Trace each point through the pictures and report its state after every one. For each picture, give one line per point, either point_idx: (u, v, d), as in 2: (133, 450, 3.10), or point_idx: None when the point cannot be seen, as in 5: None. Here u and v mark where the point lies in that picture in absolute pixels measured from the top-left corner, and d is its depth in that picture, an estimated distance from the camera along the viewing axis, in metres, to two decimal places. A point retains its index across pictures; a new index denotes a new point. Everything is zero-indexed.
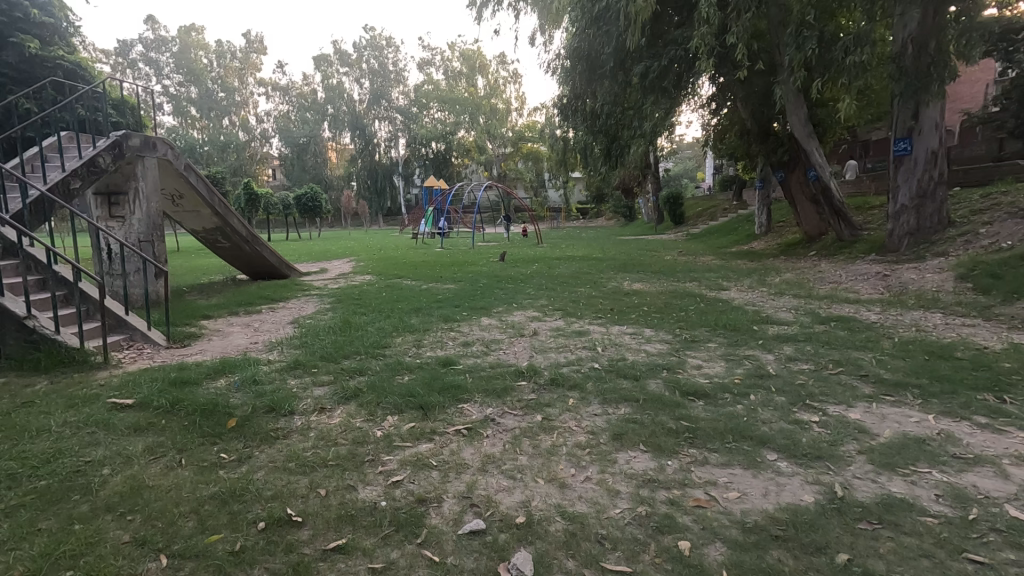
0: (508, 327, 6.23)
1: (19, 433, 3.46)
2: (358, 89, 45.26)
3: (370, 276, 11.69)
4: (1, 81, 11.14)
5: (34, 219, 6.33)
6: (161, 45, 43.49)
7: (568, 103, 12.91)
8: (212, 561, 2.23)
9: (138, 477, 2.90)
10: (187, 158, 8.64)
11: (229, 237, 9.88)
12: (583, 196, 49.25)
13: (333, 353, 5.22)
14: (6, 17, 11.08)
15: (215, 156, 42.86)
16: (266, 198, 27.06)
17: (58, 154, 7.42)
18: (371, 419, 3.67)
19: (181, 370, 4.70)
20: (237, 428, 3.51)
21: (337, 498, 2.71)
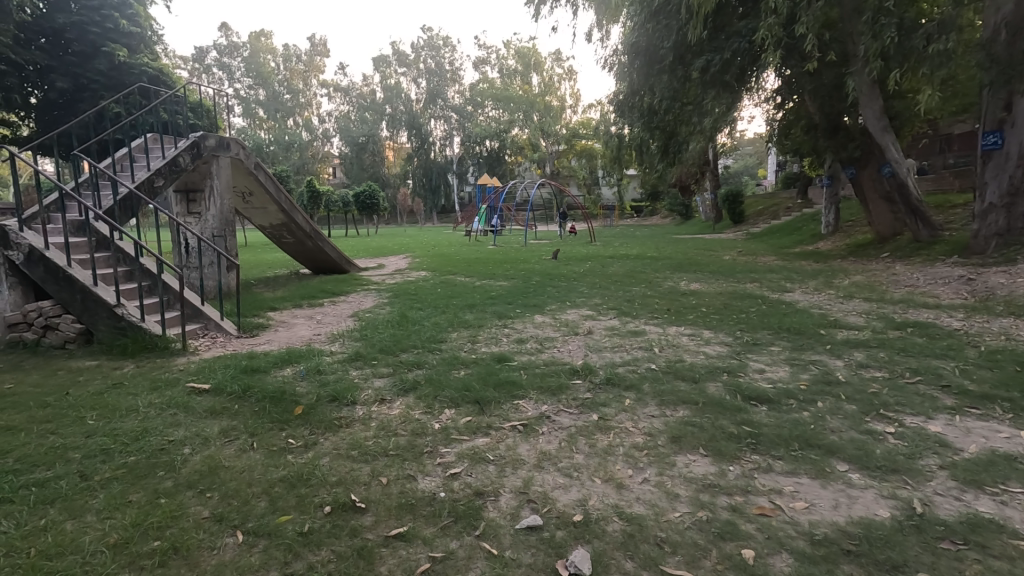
0: (562, 325, 6.23)
1: (111, 413, 3.75)
2: (415, 89, 46.26)
3: (426, 273, 11.90)
4: (95, 87, 12.19)
5: (123, 215, 6.85)
6: (233, 50, 45.88)
7: (625, 99, 12.60)
8: (283, 541, 2.34)
9: (215, 458, 3.08)
10: (257, 158, 9.08)
11: (294, 233, 10.35)
12: (637, 193, 48.43)
13: (391, 346, 5.38)
14: (99, 28, 12.06)
15: (281, 155, 44.95)
16: (327, 195, 28.16)
17: (144, 155, 7.99)
18: (429, 411, 3.76)
19: (251, 359, 4.96)
20: (303, 415, 3.67)
21: (398, 487, 2.79)
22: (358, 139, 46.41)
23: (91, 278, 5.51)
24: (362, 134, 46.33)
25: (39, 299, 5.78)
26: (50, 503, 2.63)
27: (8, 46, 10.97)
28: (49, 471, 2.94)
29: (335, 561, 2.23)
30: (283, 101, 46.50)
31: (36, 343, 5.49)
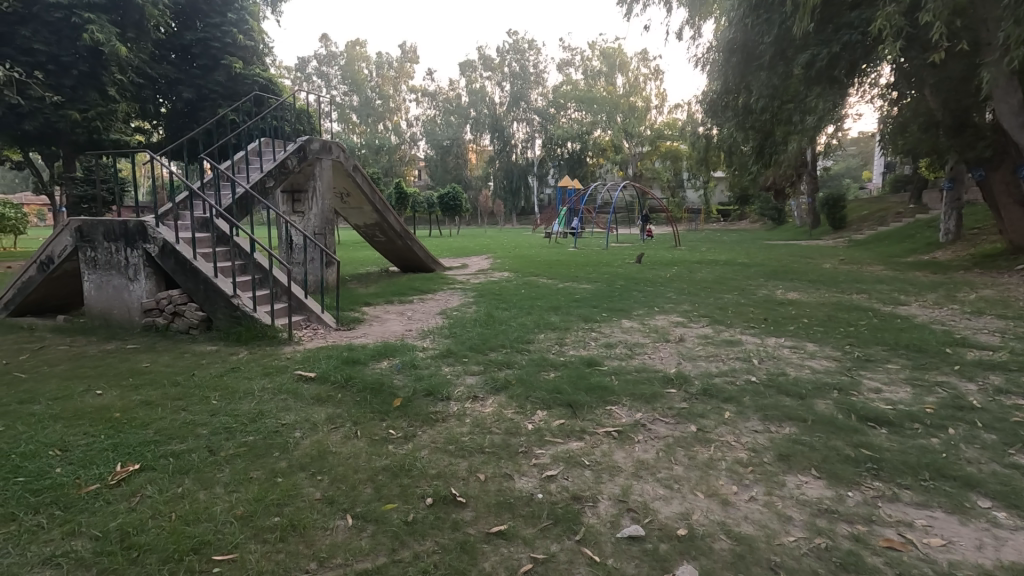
0: (651, 331, 6.06)
1: (231, 394, 4.09)
2: (499, 92, 47.03)
3: (509, 273, 12.02)
4: (215, 97, 13.36)
5: (239, 213, 7.46)
6: (331, 60, 48.58)
7: (717, 99, 12.04)
8: (389, 528, 2.43)
9: (323, 444, 3.26)
10: (355, 160, 9.59)
11: (386, 232, 10.84)
12: (725, 197, 46.36)
13: (480, 344, 5.47)
14: (219, 43, 13.19)
15: (371, 158, 47.22)
16: (413, 196, 29.28)
17: (257, 159, 8.67)
18: (521, 411, 3.78)
19: (350, 351, 5.22)
20: (401, 408, 3.81)
21: (495, 484, 2.82)
22: (443, 143, 47.68)
23: (212, 270, 6.04)
24: (447, 137, 47.60)
25: (169, 288, 6.42)
26: (185, 473, 2.89)
27: (145, 61, 12.34)
28: (182, 444, 3.23)
29: (440, 552, 2.28)
30: (375, 106, 48.86)
31: (166, 327, 6.09)
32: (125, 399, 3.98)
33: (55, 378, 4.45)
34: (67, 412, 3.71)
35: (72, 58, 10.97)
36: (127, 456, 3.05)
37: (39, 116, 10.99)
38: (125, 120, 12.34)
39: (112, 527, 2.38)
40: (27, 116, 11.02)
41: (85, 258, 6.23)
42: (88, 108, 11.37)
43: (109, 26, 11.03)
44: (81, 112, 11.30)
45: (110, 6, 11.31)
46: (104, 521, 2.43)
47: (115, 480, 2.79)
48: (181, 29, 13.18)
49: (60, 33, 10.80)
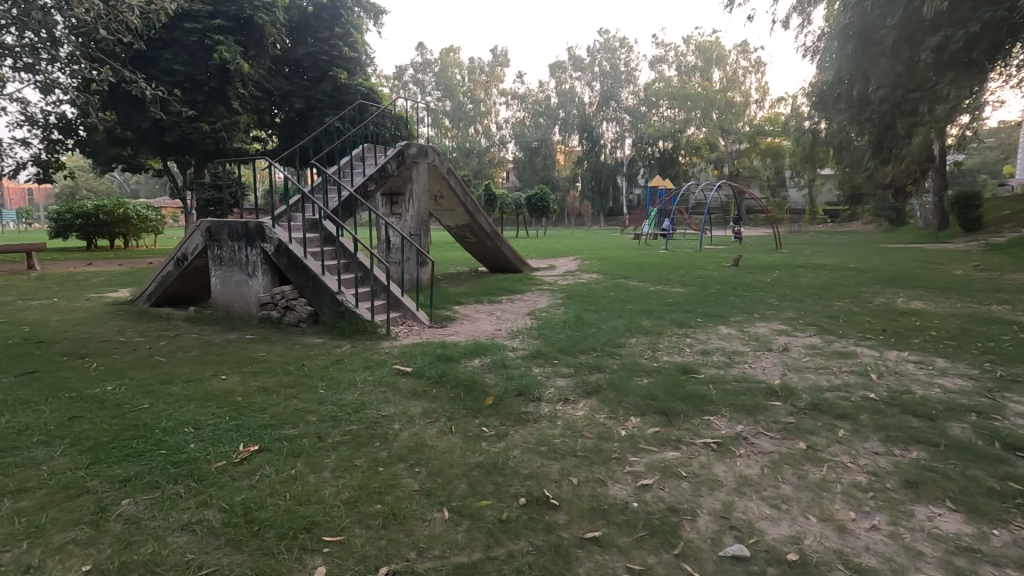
0: (751, 339, 5.71)
1: (336, 384, 4.36)
2: (589, 92, 46.75)
3: (597, 275, 11.85)
4: (323, 106, 14.31)
5: (345, 215, 7.95)
6: (426, 67, 50.01)
7: (827, 91, 11.13)
8: (484, 524, 2.47)
9: (421, 436, 3.39)
10: (449, 164, 9.91)
11: (477, 233, 11.10)
12: (833, 196, 42.89)
13: (570, 346, 5.43)
14: (328, 56, 14.16)
15: (462, 161, 48.67)
16: (502, 198, 29.83)
17: (360, 164, 9.17)
18: (613, 416, 3.71)
19: (444, 348, 5.39)
20: (493, 406, 3.88)
21: (588, 489, 2.78)
22: (532, 144, 47.91)
23: (320, 268, 6.48)
24: (536, 138, 47.77)
25: (282, 284, 6.97)
26: (297, 457, 3.11)
27: (263, 76, 13.50)
28: (294, 429, 3.48)
29: (534, 553, 2.28)
30: (467, 111, 50.33)
31: (279, 320, 6.61)
32: (245, 384, 4.37)
33: (189, 363, 4.98)
34: (198, 393, 4.14)
35: (204, 76, 12.29)
36: (249, 437, 3.34)
37: (177, 129, 12.41)
38: (246, 130, 13.60)
39: (237, 502, 2.61)
40: (167, 129, 12.48)
41: (213, 255, 6.92)
42: (215, 120, 12.68)
43: (235, 46, 12.25)
44: (210, 125, 12.61)
45: (236, 28, 12.55)
46: (231, 495, 2.67)
47: (238, 458, 3.06)
48: (295, 44, 14.31)
49: (195, 54, 12.16)
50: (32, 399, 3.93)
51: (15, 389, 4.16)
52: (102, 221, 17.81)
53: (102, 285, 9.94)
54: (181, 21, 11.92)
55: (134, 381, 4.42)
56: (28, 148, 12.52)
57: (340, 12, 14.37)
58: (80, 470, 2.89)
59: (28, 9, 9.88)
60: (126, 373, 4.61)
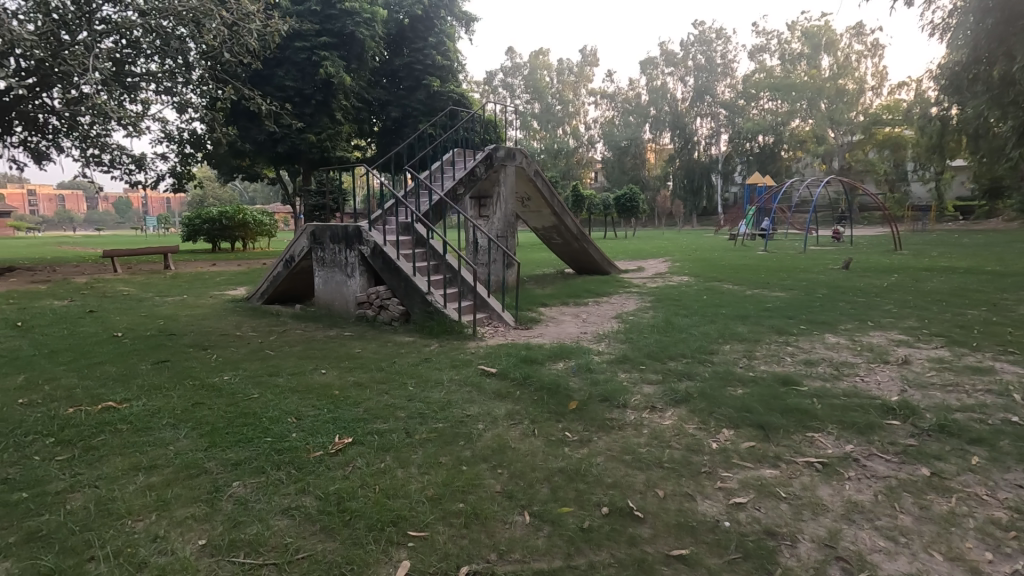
0: (863, 349, 5.20)
1: (424, 382, 4.51)
2: (682, 87, 45.12)
3: (689, 278, 11.37)
4: (417, 114, 14.92)
5: (436, 218, 8.21)
6: (515, 70, 50.33)
7: (960, 72, 9.91)
8: (565, 532, 2.43)
9: (504, 438, 3.41)
10: (537, 166, 9.95)
11: (563, 235, 11.06)
12: (966, 190, 38.17)
13: (658, 352, 5.24)
14: (422, 65, 14.76)
15: (550, 162, 48.79)
16: (590, 198, 29.53)
17: (450, 168, 9.44)
18: (704, 427, 3.52)
19: (529, 350, 5.40)
20: (577, 410, 3.82)
21: (676, 504, 2.65)
22: (621, 144, 46.87)
23: (411, 269, 6.74)
24: (625, 138, 46.70)
25: (377, 285, 7.33)
26: (387, 451, 3.25)
27: (363, 88, 14.33)
28: (385, 424, 3.63)
29: (617, 566, 2.21)
30: (555, 112, 50.38)
31: (374, 319, 6.96)
32: (341, 379, 4.63)
33: (294, 357, 5.38)
34: (301, 385, 4.46)
35: (311, 90, 13.29)
36: (343, 430, 3.53)
37: (287, 141, 13.45)
38: (348, 140, 14.45)
39: (331, 491, 2.76)
40: (279, 141, 13.55)
41: (316, 257, 7.43)
42: (320, 131, 13.57)
43: (338, 61, 13.09)
44: (315, 135, 13.52)
45: (339, 44, 13.40)
46: (326, 484, 2.83)
47: (334, 449, 3.25)
48: (392, 56, 15.06)
49: (304, 70, 13.19)
50: (165, 385, 4.43)
51: (150, 376, 4.70)
52: (224, 226, 19.73)
53: (223, 283, 11.00)
54: (292, 41, 13.00)
55: (247, 372, 4.84)
56: (166, 161, 14.17)
57: (434, 22, 14.94)
58: (200, 452, 3.20)
59: (168, 40, 11.37)
60: (240, 365, 5.06)
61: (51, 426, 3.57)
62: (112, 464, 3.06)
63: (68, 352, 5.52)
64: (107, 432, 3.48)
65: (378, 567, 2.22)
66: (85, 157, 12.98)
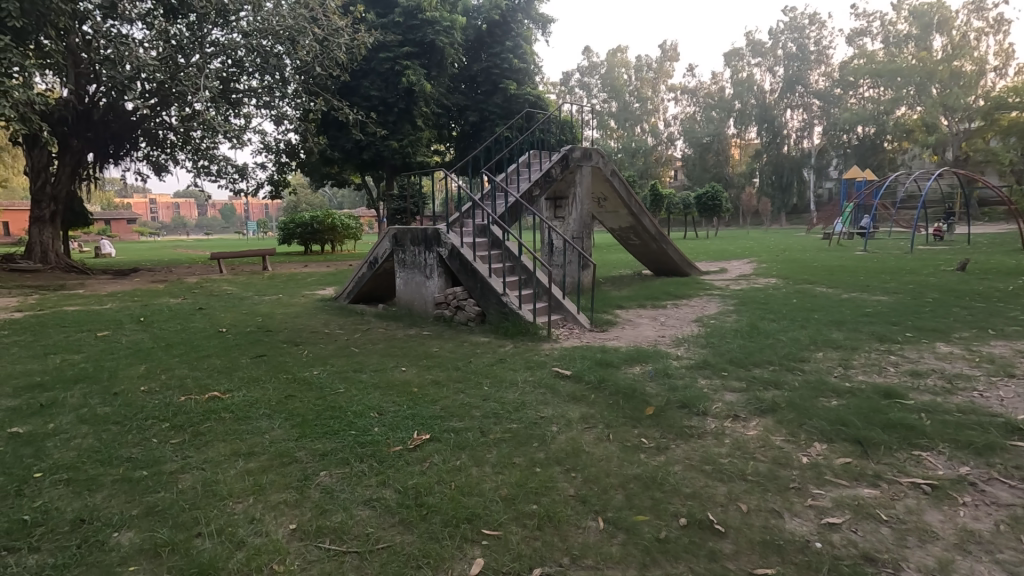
0: (982, 361, 4.66)
1: (499, 382, 4.56)
2: (771, 78, 42.70)
3: (777, 280, 10.73)
4: (494, 117, 15.14)
5: (511, 219, 8.28)
6: (592, 69, 49.65)
7: None
8: (640, 541, 2.37)
9: (578, 441, 3.38)
10: (613, 165, 9.78)
11: (640, 236, 10.81)
12: None
13: (742, 358, 4.98)
14: (499, 70, 14.98)
15: (627, 161, 47.87)
16: (669, 198, 28.63)
17: (526, 170, 9.48)
18: (793, 440, 3.30)
19: (604, 353, 5.32)
20: (654, 416, 3.72)
21: (760, 519, 2.50)
22: (703, 140, 44.96)
23: (487, 271, 6.85)
24: (707, 133, 44.60)
25: (454, 285, 7.51)
26: (462, 449, 3.31)
27: (442, 94, 14.75)
28: (461, 422, 3.71)
29: None
30: (633, 110, 49.28)
31: (451, 319, 7.13)
32: (420, 377, 4.79)
33: (376, 354, 5.63)
34: (383, 382, 4.66)
35: (395, 99, 13.88)
36: (421, 426, 3.64)
37: (372, 148, 14.07)
38: (428, 145, 14.85)
39: (409, 485, 2.86)
40: (365, 148, 14.24)
41: (398, 259, 7.72)
42: (403, 138, 14.06)
43: (420, 69, 13.55)
44: (398, 142, 14.02)
45: (421, 53, 13.87)
46: (405, 479, 2.94)
47: (413, 444, 3.36)
48: (471, 61, 15.41)
49: (388, 80, 13.79)
50: (262, 378, 4.79)
51: (249, 369, 5.09)
52: (316, 229, 21.00)
53: (313, 284, 11.71)
54: (378, 52, 13.65)
55: (334, 367, 5.13)
56: (265, 170, 15.32)
57: (511, 26, 15.15)
58: (292, 442, 3.43)
59: (267, 58, 12.28)
60: (328, 361, 5.36)
61: (166, 412, 3.96)
62: (217, 449, 3.35)
63: (181, 345, 6.10)
64: (213, 419, 3.82)
65: (452, 563, 2.27)
66: (197, 167, 14.31)
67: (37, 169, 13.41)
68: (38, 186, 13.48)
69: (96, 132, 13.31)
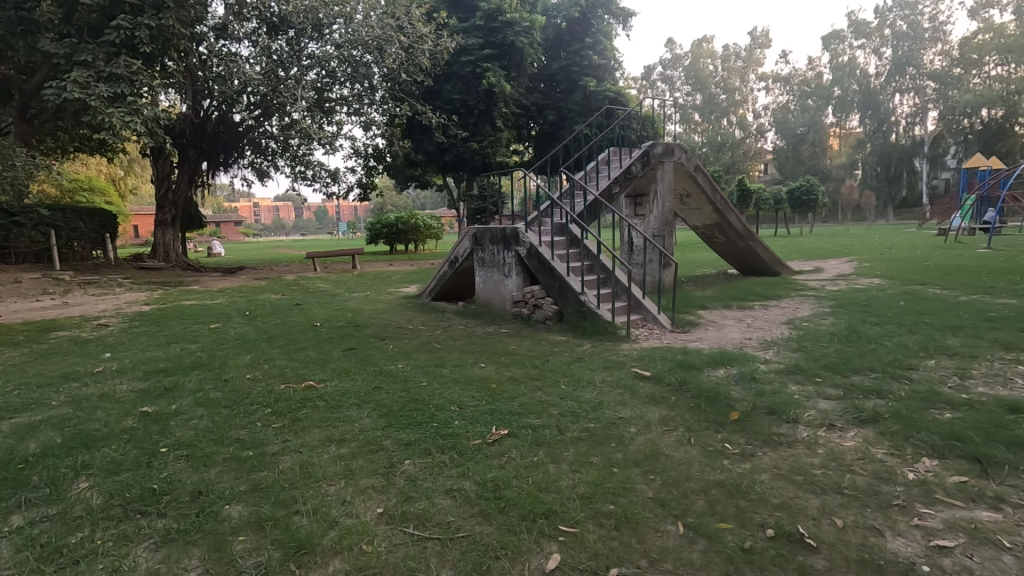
0: None
1: (576, 381, 4.55)
2: (876, 61, 39.24)
3: (881, 280, 9.89)
4: (573, 115, 15.10)
5: (590, 217, 8.20)
6: (675, 62, 47.78)
7: None
8: (723, 549, 2.29)
9: (658, 444, 3.30)
10: (697, 160, 9.41)
11: (726, 233, 10.36)
12: None
13: (839, 363, 4.65)
14: (579, 67, 14.92)
15: (712, 156, 45.98)
16: (758, 193, 27.10)
17: (606, 167, 9.33)
18: (897, 453, 3.05)
19: (686, 354, 5.16)
20: (739, 422, 3.56)
21: (858, 537, 2.33)
22: (797, 131, 43.36)
23: (566, 270, 6.84)
24: (801, 124, 43.14)
25: (533, 284, 7.56)
26: (540, 446, 3.35)
27: (522, 94, 14.90)
28: (538, 419, 3.75)
29: None
30: (719, 102, 47.05)
31: (529, 317, 7.18)
32: (499, 373, 4.89)
33: (457, 350, 5.81)
34: (462, 377, 4.80)
35: (476, 101, 14.20)
36: (500, 422, 3.72)
37: (454, 150, 14.47)
38: (508, 145, 15.01)
39: (488, 478, 2.94)
40: (447, 150, 14.69)
41: (478, 258, 7.90)
42: (483, 139, 14.32)
43: (500, 70, 13.76)
44: (478, 143, 14.29)
45: (501, 54, 14.10)
46: (485, 471, 3.02)
47: (491, 439, 3.45)
48: (550, 60, 15.42)
49: (469, 82, 14.13)
50: (352, 370, 5.10)
51: (340, 361, 5.42)
52: (400, 229, 21.94)
53: (398, 281, 12.25)
54: (460, 56, 14.01)
55: (417, 362, 5.35)
56: (355, 173, 16.20)
57: (591, 23, 15.03)
58: (379, 431, 3.63)
59: (357, 67, 13.04)
60: (412, 355, 5.60)
61: (269, 399, 4.32)
62: (313, 434, 3.61)
63: (282, 338, 6.61)
64: (309, 407, 4.11)
65: (529, 556, 2.31)
66: (294, 173, 15.40)
67: (161, 177, 14.98)
68: (162, 193, 15.06)
69: (209, 143, 14.67)
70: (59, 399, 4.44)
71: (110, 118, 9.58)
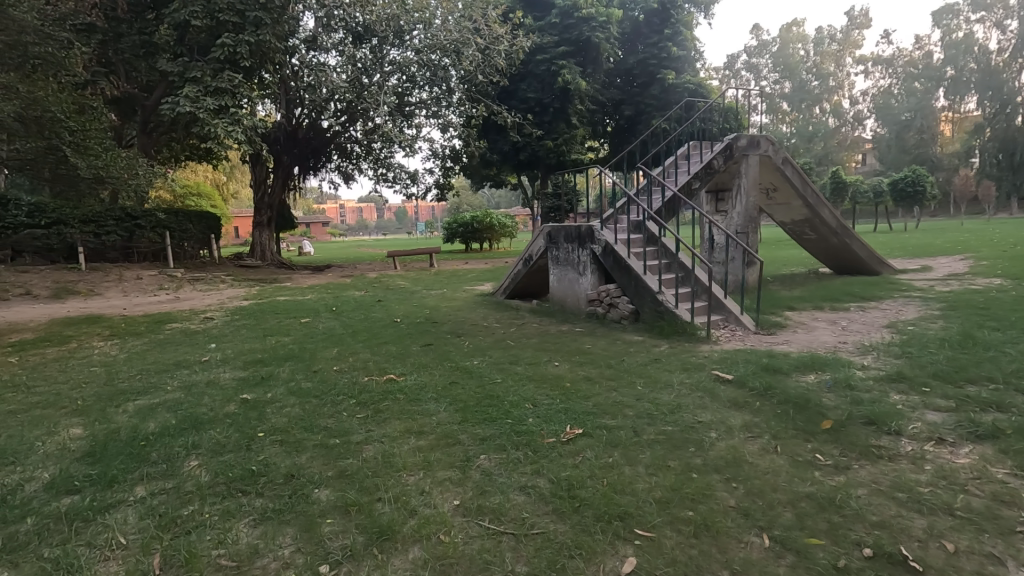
0: None
1: (653, 383, 4.44)
2: (998, 36, 35.06)
3: (1003, 280, 8.84)
4: (650, 109, 14.73)
5: (668, 214, 7.95)
6: (762, 49, 45.26)
7: None
8: (813, 565, 2.16)
9: (740, 450, 3.16)
10: (786, 152, 8.85)
11: (818, 229, 9.70)
12: None
13: (951, 372, 4.22)
14: (657, 59, 14.51)
15: (803, 147, 43.34)
16: (854, 185, 25.05)
17: (685, 162, 9.00)
18: (1022, 474, 2.72)
19: (772, 358, 4.88)
20: (832, 431, 3.32)
21: (973, 565, 2.11)
22: (901, 118, 40.12)
23: (642, 268, 6.68)
24: (907, 110, 39.78)
25: (608, 283, 7.43)
26: (615, 447, 3.29)
27: (598, 90, 14.71)
28: (613, 420, 3.69)
29: None
30: (810, 89, 43.92)
31: (603, 316, 7.07)
32: (572, 372, 4.85)
33: (531, 348, 5.84)
34: (536, 375, 4.81)
35: (551, 99, 14.19)
36: (574, 421, 3.70)
37: (528, 149, 14.55)
38: (582, 142, 14.87)
39: (563, 477, 2.93)
40: (522, 149, 14.80)
41: (553, 256, 7.89)
42: (558, 136, 14.28)
43: (575, 67, 13.64)
44: (553, 142, 14.28)
45: (576, 51, 14.01)
46: (559, 470, 3.02)
47: (565, 438, 3.43)
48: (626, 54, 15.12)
49: (544, 81, 14.13)
50: (430, 365, 5.26)
51: (419, 356, 5.62)
52: (476, 228, 22.35)
53: (473, 280, 12.50)
54: (535, 55, 14.04)
55: (491, 358, 5.44)
56: (432, 174, 16.67)
57: (670, 13, 14.62)
58: (455, 425, 3.72)
59: (436, 70, 13.42)
60: (486, 352, 5.70)
61: (353, 390, 4.55)
62: (392, 426, 3.77)
63: (365, 333, 6.93)
64: (389, 399, 4.29)
65: (604, 557, 2.29)
66: (376, 175, 16.09)
67: (258, 183, 16.17)
68: (259, 197, 16.25)
69: (300, 149, 15.63)
70: (173, 384, 4.91)
71: (215, 129, 10.48)
